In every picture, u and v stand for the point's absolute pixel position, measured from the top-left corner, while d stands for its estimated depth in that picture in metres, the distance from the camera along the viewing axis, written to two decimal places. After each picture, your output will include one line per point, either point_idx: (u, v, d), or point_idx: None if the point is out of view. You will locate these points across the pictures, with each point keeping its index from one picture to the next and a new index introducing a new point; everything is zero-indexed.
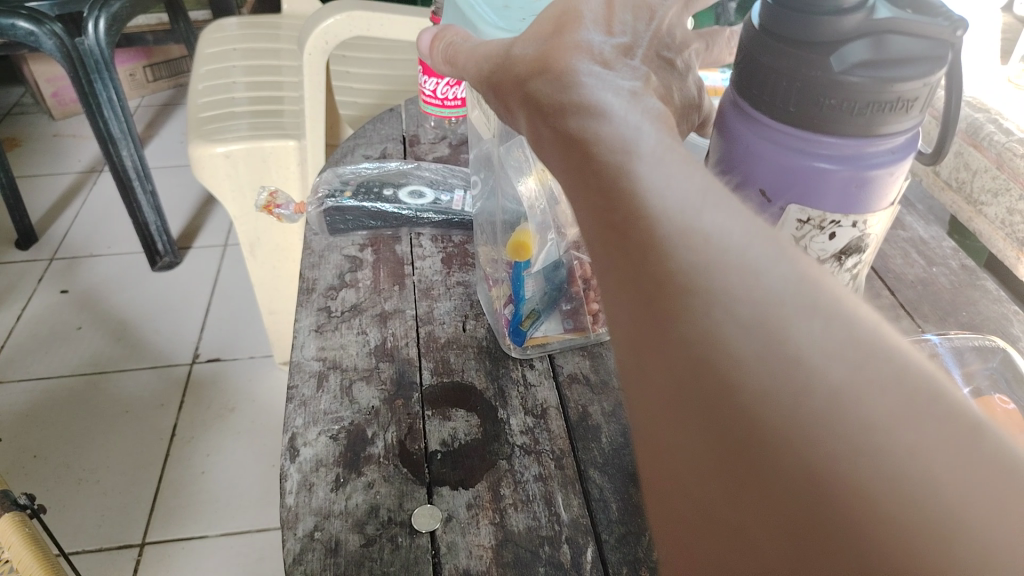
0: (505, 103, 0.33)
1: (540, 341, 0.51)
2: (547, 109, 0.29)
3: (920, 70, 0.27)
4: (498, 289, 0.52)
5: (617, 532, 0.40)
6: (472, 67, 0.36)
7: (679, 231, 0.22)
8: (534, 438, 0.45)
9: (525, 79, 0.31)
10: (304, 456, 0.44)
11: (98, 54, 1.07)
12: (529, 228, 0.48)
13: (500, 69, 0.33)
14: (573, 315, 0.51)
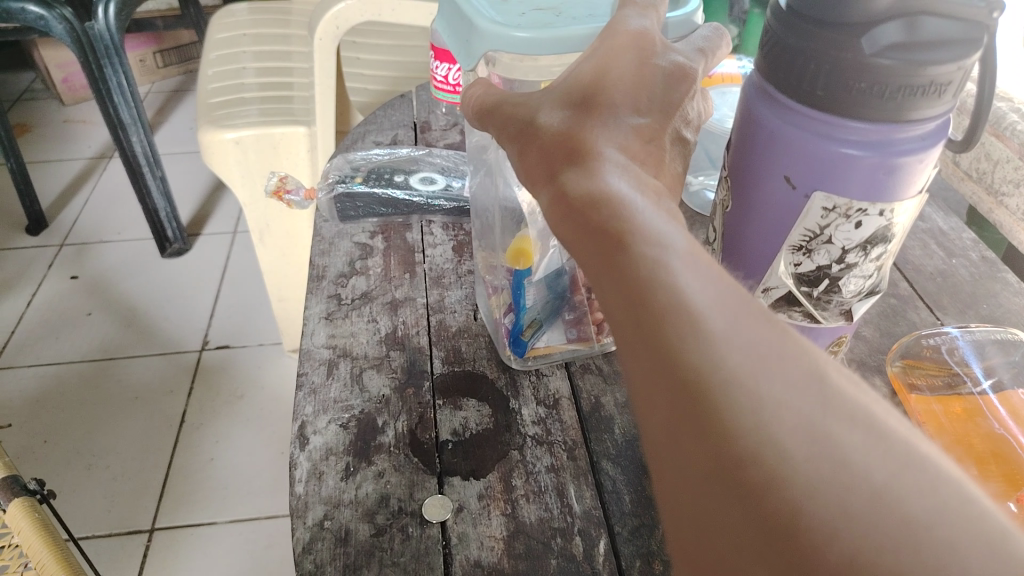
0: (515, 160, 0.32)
1: (543, 350, 0.48)
2: (565, 185, 0.27)
3: (956, 52, 0.26)
4: (498, 297, 0.50)
5: (630, 525, 0.40)
6: (489, 118, 0.34)
7: (717, 313, 0.22)
8: (546, 429, 0.45)
9: (550, 142, 0.30)
10: (314, 445, 0.43)
11: (108, 39, 1.06)
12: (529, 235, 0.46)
13: (522, 127, 0.31)
14: (577, 323, 0.49)
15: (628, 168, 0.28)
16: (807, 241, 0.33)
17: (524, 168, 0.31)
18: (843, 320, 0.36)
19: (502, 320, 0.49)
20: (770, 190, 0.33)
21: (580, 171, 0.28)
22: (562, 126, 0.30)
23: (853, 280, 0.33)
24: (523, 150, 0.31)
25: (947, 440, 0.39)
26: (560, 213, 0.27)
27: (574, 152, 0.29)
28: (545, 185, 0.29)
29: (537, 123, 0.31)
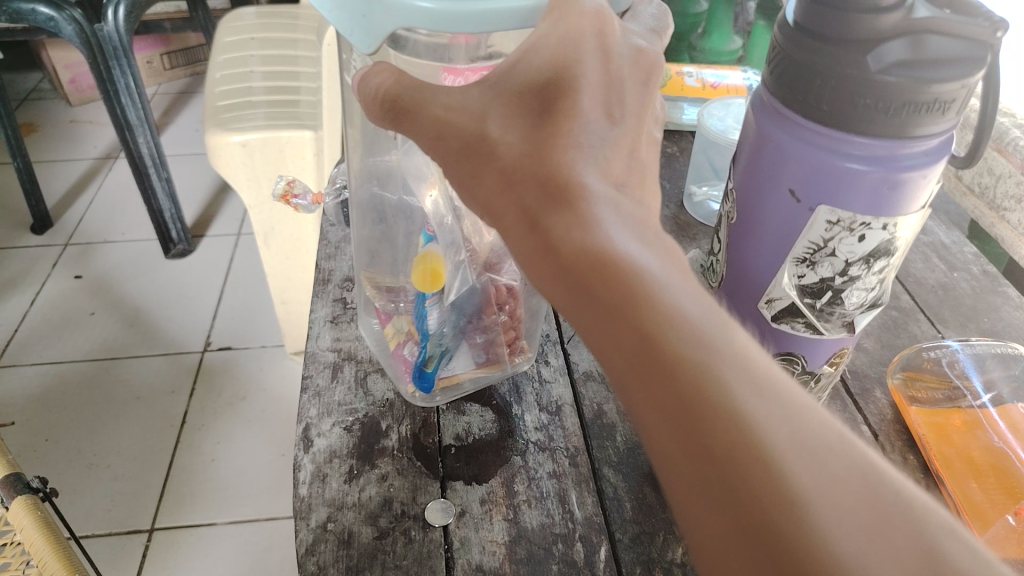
0: (468, 185, 0.29)
1: (449, 381, 0.47)
2: (555, 236, 0.25)
3: (960, 70, 0.27)
4: (392, 325, 0.47)
5: (632, 532, 0.40)
6: (424, 130, 0.30)
7: (773, 418, 0.20)
8: (549, 435, 0.45)
9: (520, 172, 0.27)
10: (318, 447, 0.44)
11: (117, 41, 1.07)
12: (438, 252, 0.43)
13: (473, 149, 0.28)
14: (486, 348, 0.47)
15: (615, 193, 0.26)
16: (810, 254, 0.33)
17: (490, 207, 0.28)
18: (846, 331, 0.36)
19: (400, 354, 0.47)
20: (776, 203, 0.33)
21: (565, 219, 0.25)
22: (522, 145, 0.27)
23: (856, 293, 0.34)
24: (484, 180, 0.28)
25: (948, 453, 0.40)
26: (551, 282, 0.24)
27: (545, 181, 0.26)
28: (522, 234, 0.26)
29: (493, 143, 0.28)
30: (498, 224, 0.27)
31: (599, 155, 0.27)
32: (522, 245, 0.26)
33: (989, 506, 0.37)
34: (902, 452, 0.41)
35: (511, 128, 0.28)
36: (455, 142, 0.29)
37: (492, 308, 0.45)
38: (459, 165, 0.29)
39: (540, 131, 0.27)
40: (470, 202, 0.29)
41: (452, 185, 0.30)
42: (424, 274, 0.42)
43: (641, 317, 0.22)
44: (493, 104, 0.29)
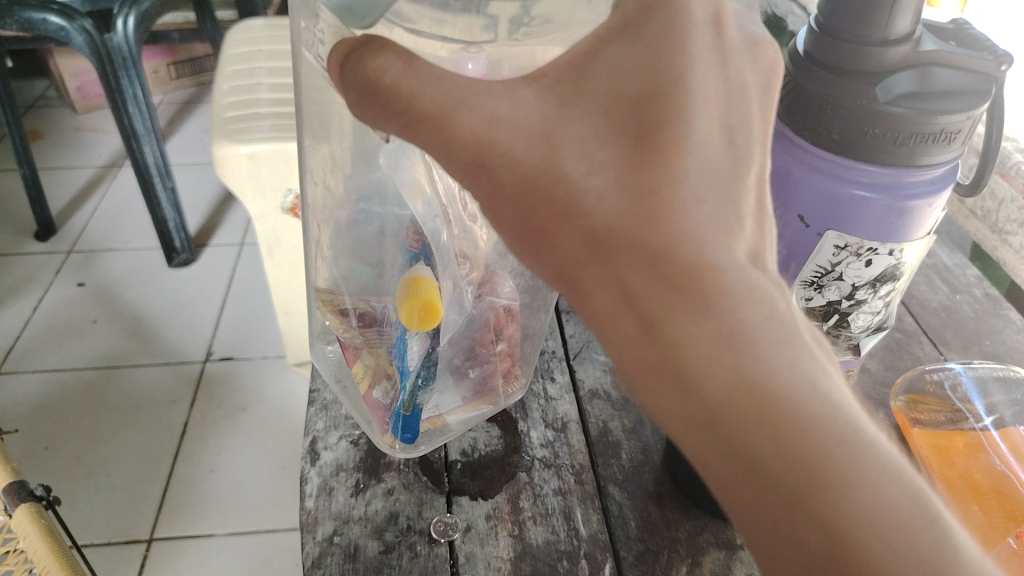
0: (545, 246, 0.28)
1: (431, 424, 0.44)
2: (659, 324, 0.25)
3: (964, 103, 0.28)
4: (358, 363, 0.42)
5: (636, 550, 0.40)
6: (459, 148, 0.28)
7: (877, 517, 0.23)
8: (554, 452, 0.45)
9: (610, 236, 0.26)
10: (324, 460, 0.44)
11: (126, 51, 1.08)
12: (428, 277, 0.38)
13: (552, 201, 0.27)
14: (477, 383, 0.45)
15: (720, 238, 0.26)
16: (818, 277, 0.33)
17: (577, 287, 0.27)
18: (851, 354, 0.36)
19: (372, 400, 0.43)
20: (784, 227, 0.33)
21: (687, 321, 0.24)
22: (619, 194, 0.26)
23: (861, 316, 0.34)
24: (570, 249, 0.27)
25: (949, 477, 0.40)
26: (652, 377, 0.25)
27: (656, 255, 0.25)
28: (626, 331, 0.26)
29: (579, 197, 0.26)
30: (589, 306, 0.27)
31: (701, 192, 0.26)
32: (622, 348, 0.26)
33: (993, 530, 0.37)
34: None
35: (593, 166, 0.27)
36: (525, 189, 0.28)
37: (488, 336, 0.43)
38: (531, 213, 0.28)
39: (634, 172, 0.26)
40: (544, 275, 0.28)
41: (516, 240, 0.29)
42: (416, 314, 0.37)
43: (759, 427, 0.23)
44: (570, 137, 0.27)
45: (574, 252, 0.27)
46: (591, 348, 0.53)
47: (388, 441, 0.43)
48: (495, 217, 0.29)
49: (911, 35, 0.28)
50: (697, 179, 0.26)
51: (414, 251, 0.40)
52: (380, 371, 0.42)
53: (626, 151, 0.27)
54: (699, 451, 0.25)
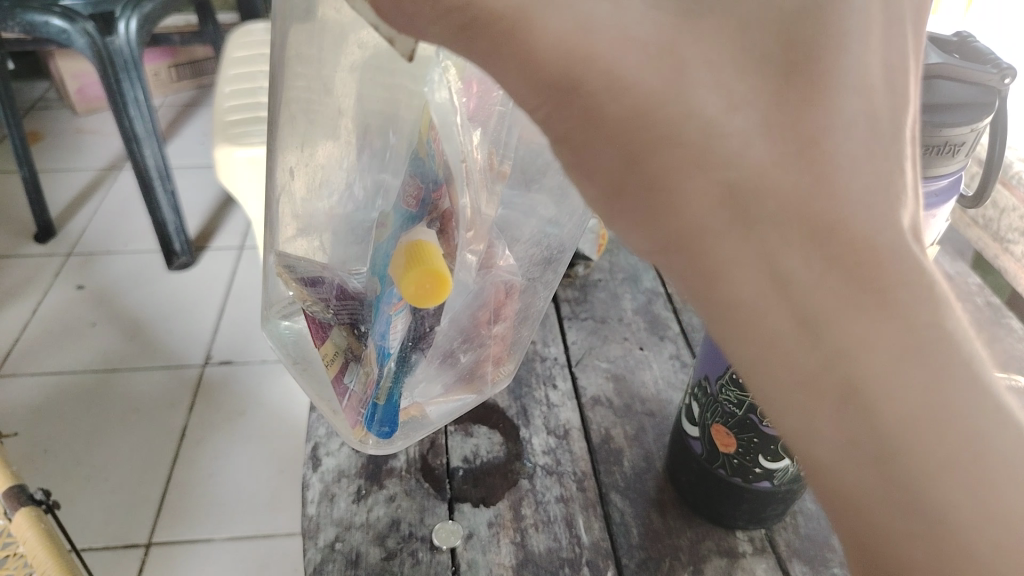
0: (664, 205, 0.26)
1: (407, 415, 0.44)
2: (809, 303, 0.24)
3: (969, 116, 0.28)
4: (326, 344, 0.41)
5: (638, 558, 0.44)
6: (550, 81, 0.25)
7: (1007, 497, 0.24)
8: (556, 459, 0.50)
9: (757, 201, 0.24)
10: (326, 467, 0.48)
11: (128, 54, 1.08)
12: (434, 243, 0.36)
13: (676, 153, 0.25)
14: (466, 370, 0.46)
15: (882, 204, 0.24)
16: None
17: (701, 261, 0.25)
18: None
19: (339, 384, 0.42)
20: None
21: (841, 301, 0.23)
22: (765, 143, 0.24)
23: None
24: (699, 214, 0.25)
25: None
26: (790, 352, 0.25)
27: (820, 227, 0.24)
28: (769, 308, 0.24)
29: (720, 155, 0.24)
30: (719, 285, 0.25)
31: (861, 150, 0.24)
32: (760, 326, 0.25)
33: None
34: None
35: (732, 104, 0.24)
36: (640, 140, 0.25)
37: (483, 315, 0.42)
38: (645, 166, 0.26)
39: (783, 119, 0.24)
40: (650, 244, 0.27)
41: (617, 200, 0.27)
42: (426, 286, 0.35)
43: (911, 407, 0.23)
44: (696, 77, 0.25)
45: (707, 216, 0.25)
46: (592, 355, 0.58)
47: (360, 435, 0.44)
48: (594, 175, 0.28)
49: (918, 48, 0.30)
50: (857, 133, 0.24)
51: (410, 214, 0.38)
52: (350, 352, 0.41)
53: (771, 97, 0.24)
54: (829, 426, 0.24)
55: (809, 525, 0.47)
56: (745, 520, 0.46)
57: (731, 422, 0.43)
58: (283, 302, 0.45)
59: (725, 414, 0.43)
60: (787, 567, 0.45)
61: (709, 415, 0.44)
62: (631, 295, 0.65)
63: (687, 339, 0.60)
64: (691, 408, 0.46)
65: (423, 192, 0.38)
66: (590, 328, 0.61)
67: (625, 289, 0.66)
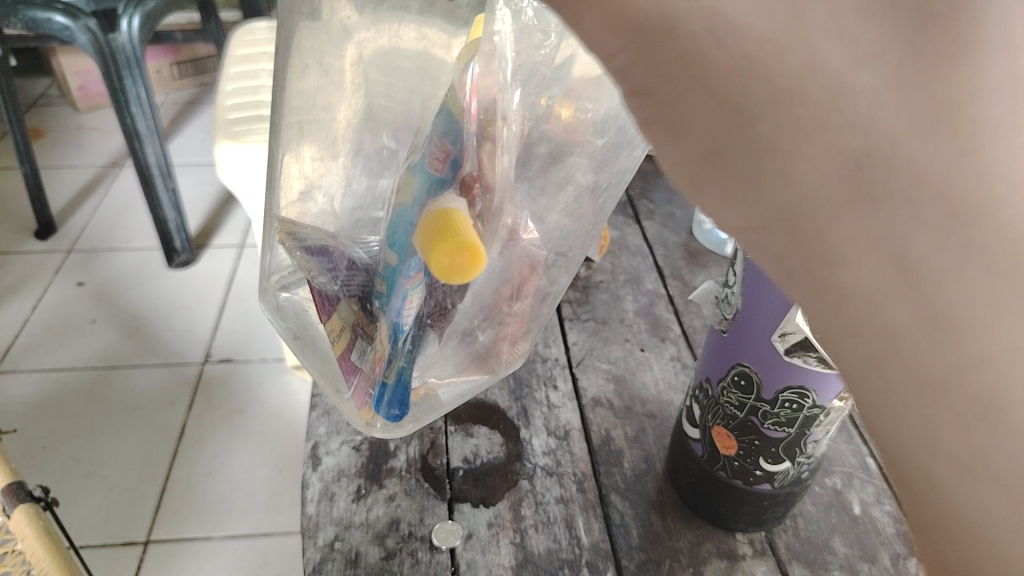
0: (767, 175, 0.22)
1: (415, 395, 0.45)
2: (943, 291, 0.21)
3: None
4: (336, 317, 0.43)
5: (638, 559, 0.44)
6: (648, 23, 0.22)
7: None
8: (556, 460, 0.50)
9: (884, 173, 0.21)
10: (326, 466, 0.48)
11: (130, 51, 1.08)
12: (462, 212, 0.37)
13: (794, 115, 0.21)
14: (482, 350, 0.46)
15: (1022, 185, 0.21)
16: None
17: (815, 242, 0.22)
18: None
19: (347, 361, 0.44)
20: None
21: (980, 288, 0.21)
22: (891, 103, 0.21)
23: None
24: (810, 185, 0.21)
25: None
26: (918, 346, 0.21)
27: (975, 224, 0.21)
28: (896, 302, 0.21)
29: (848, 119, 0.21)
30: (829, 268, 0.22)
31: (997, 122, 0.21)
32: (883, 325, 0.21)
33: None
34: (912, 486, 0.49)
35: (856, 59, 0.21)
36: (747, 103, 0.22)
37: (504, 291, 0.43)
38: (749, 128, 0.22)
39: (905, 75, 0.21)
40: (735, 220, 0.23)
41: (692, 166, 0.23)
42: (456, 259, 0.35)
43: None
44: (822, 25, 0.21)
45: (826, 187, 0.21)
46: (593, 356, 0.58)
47: (367, 417, 0.45)
48: (663, 136, 0.23)
49: None
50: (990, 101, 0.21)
51: (431, 178, 0.39)
52: (359, 329, 0.44)
53: (903, 52, 0.21)
54: (957, 432, 0.21)
55: (809, 528, 0.47)
56: (745, 523, 0.46)
57: (732, 424, 0.43)
58: (284, 273, 0.46)
59: (726, 416, 0.43)
60: (786, 570, 0.45)
61: (710, 417, 0.44)
62: (632, 296, 0.65)
63: (688, 340, 0.61)
64: (692, 410, 0.46)
65: (451, 158, 0.39)
66: (591, 329, 0.61)
67: (627, 290, 0.66)
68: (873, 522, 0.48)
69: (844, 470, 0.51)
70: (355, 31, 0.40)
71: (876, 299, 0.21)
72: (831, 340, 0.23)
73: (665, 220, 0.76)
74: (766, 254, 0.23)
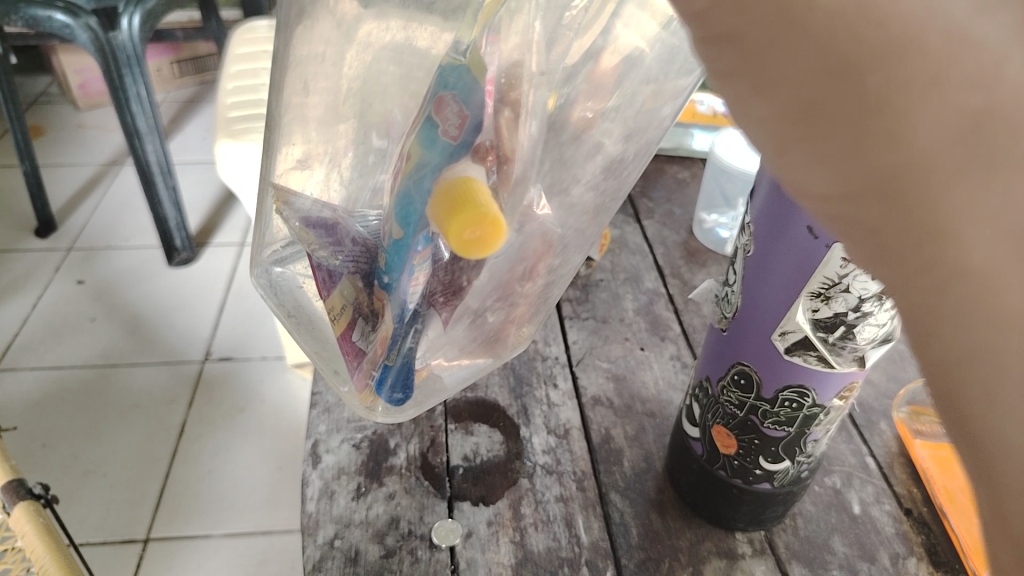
0: (876, 140, 0.17)
1: (419, 375, 0.40)
2: None
3: None
4: (337, 294, 0.39)
5: (637, 558, 0.44)
6: None
7: None
8: (556, 458, 0.50)
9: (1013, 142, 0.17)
10: (326, 463, 0.48)
11: (130, 49, 1.08)
12: (481, 182, 0.31)
13: (915, 62, 0.16)
14: (489, 336, 0.39)
15: None
16: (824, 289, 0.35)
17: (929, 222, 0.17)
18: (857, 365, 0.37)
19: (348, 342, 0.39)
20: (794, 238, 0.35)
21: None
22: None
23: (868, 328, 0.35)
24: (930, 152, 0.17)
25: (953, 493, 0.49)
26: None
27: None
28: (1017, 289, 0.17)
29: (972, 71, 0.17)
30: (946, 252, 0.17)
31: None
32: (996, 311, 0.18)
33: None
34: (907, 487, 0.51)
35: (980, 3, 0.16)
36: (857, 49, 0.17)
37: (520, 269, 0.35)
38: (857, 78, 0.17)
39: None
40: (824, 190, 0.18)
41: (773, 128, 0.18)
42: (476, 231, 0.30)
43: None
44: None
45: (949, 156, 0.17)
46: (593, 355, 0.58)
47: (367, 401, 0.41)
48: (744, 89, 0.19)
49: None
50: None
51: (440, 143, 0.31)
52: (360, 309, 0.39)
53: None
54: None
55: (808, 527, 0.47)
56: (745, 522, 0.46)
57: (732, 423, 0.43)
58: (278, 246, 0.42)
59: (727, 415, 0.43)
60: (786, 569, 0.45)
61: (710, 416, 0.44)
62: (632, 296, 0.65)
63: (688, 339, 0.60)
64: (692, 409, 0.46)
65: (469, 125, 0.31)
66: (591, 328, 0.61)
67: (627, 289, 0.66)
68: (872, 521, 0.48)
69: (844, 469, 0.51)
70: (360, 24, 0.37)
71: (999, 287, 0.17)
72: (927, 336, 0.19)
73: (665, 219, 0.76)
74: (856, 231, 0.19)
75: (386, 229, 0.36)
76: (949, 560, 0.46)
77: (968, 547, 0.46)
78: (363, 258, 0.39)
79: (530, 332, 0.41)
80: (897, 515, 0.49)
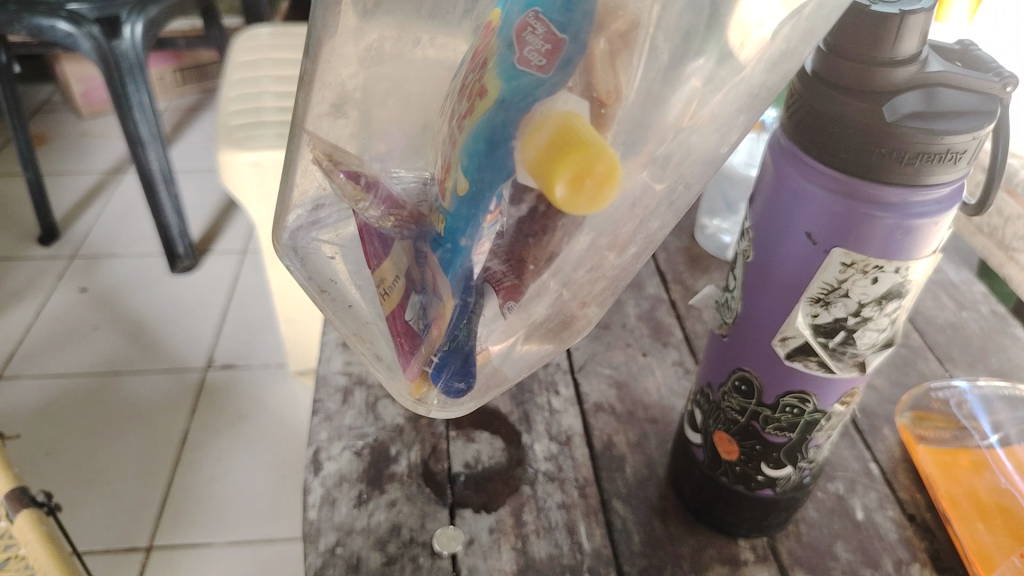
0: None
1: (480, 359, 0.36)
2: None
3: (971, 123, 0.30)
4: (392, 259, 0.36)
5: (639, 564, 0.44)
6: None
7: None
8: (558, 465, 0.49)
9: None
10: (327, 470, 0.48)
11: (132, 58, 1.08)
12: (584, 117, 0.28)
13: None
14: (553, 317, 0.35)
15: None
16: (824, 294, 0.35)
17: None
18: (857, 370, 0.38)
19: (400, 321, 0.37)
20: (791, 245, 0.35)
21: None
22: None
23: (868, 333, 0.36)
24: None
25: (956, 499, 0.49)
26: None
27: None
28: None
29: None
30: None
31: None
32: None
33: (997, 548, 0.46)
34: (911, 493, 0.50)
35: None
36: None
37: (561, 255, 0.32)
38: None
39: None
40: None
41: None
42: (601, 170, 0.27)
43: None
44: None
45: None
46: (594, 361, 0.58)
47: (418, 393, 0.38)
48: None
49: (917, 56, 0.31)
50: None
51: (523, 76, 0.28)
52: (411, 280, 0.36)
53: None
54: None
55: (811, 533, 0.47)
56: (747, 528, 0.46)
57: (733, 429, 0.43)
58: (302, 211, 0.39)
59: (728, 421, 0.43)
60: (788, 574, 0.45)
61: (711, 422, 0.44)
62: (634, 302, 0.65)
63: (690, 345, 0.60)
64: (694, 415, 0.46)
65: (564, 51, 0.27)
66: (593, 334, 0.61)
67: (629, 295, 0.66)
68: (875, 526, 0.48)
69: (846, 475, 0.51)
70: (367, 33, 0.37)
71: None
72: None
73: None
74: None
75: (446, 185, 0.33)
76: (953, 566, 0.46)
77: (971, 553, 0.45)
78: (411, 219, 0.36)
79: (597, 315, 0.36)
80: (900, 521, 0.48)
